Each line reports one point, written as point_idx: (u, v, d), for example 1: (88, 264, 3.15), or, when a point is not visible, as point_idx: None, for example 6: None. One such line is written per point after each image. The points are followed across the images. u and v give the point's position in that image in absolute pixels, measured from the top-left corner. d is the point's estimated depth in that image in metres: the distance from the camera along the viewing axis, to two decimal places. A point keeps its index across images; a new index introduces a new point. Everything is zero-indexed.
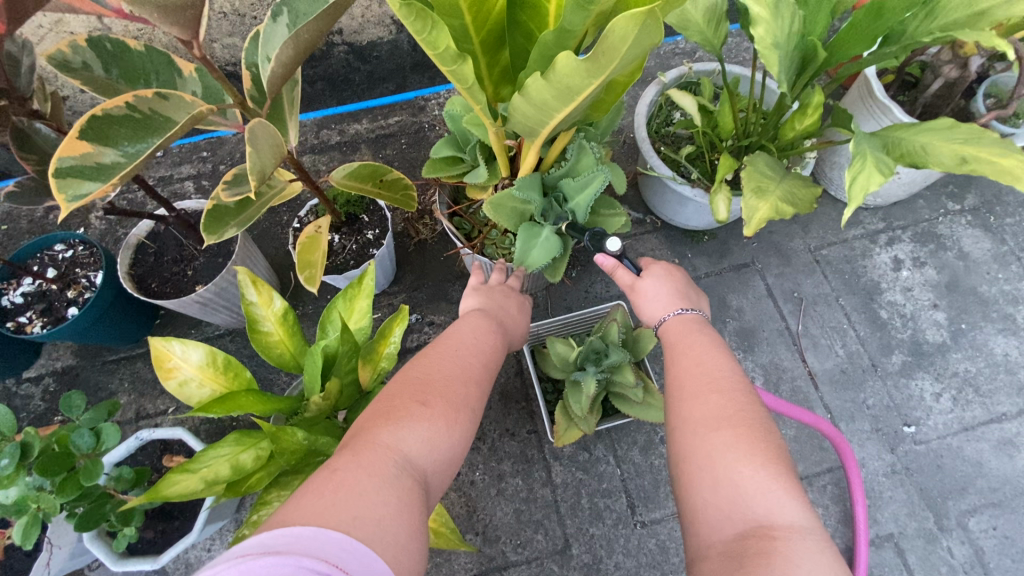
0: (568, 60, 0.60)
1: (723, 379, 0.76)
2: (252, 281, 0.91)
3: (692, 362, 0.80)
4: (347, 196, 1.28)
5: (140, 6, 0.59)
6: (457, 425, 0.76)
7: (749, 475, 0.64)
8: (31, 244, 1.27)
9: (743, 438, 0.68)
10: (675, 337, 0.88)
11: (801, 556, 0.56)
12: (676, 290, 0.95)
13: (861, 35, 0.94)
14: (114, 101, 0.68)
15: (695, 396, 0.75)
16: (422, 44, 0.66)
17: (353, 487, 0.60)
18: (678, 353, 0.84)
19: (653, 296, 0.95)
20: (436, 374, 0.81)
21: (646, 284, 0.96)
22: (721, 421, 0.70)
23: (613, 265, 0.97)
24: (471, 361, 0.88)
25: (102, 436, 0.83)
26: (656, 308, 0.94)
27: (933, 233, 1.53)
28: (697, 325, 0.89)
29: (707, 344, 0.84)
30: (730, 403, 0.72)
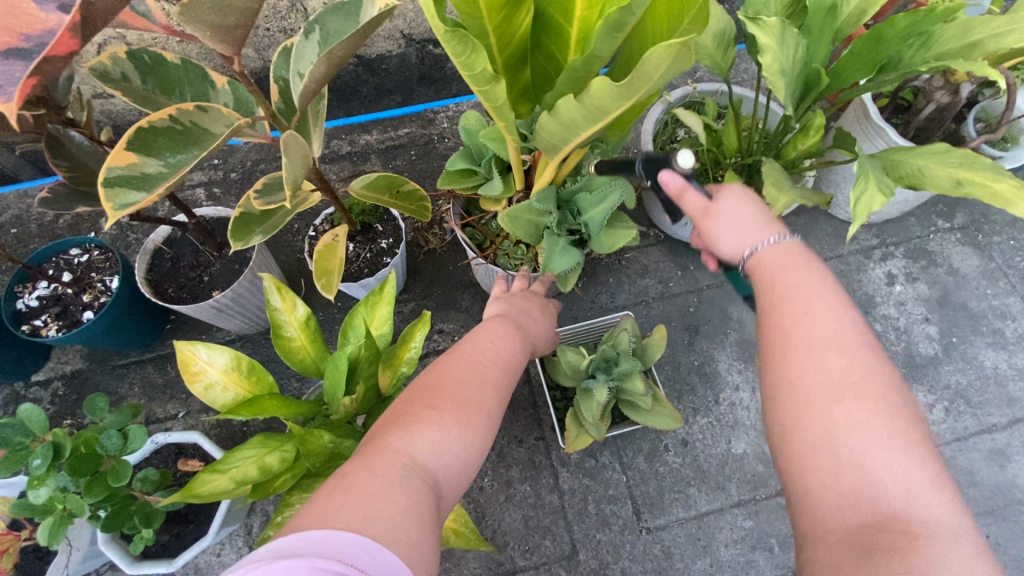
0: (599, 84, 0.64)
1: (840, 332, 0.66)
2: (277, 288, 0.93)
3: (804, 309, 0.69)
4: (362, 206, 1.31)
5: (193, 25, 0.61)
6: (471, 428, 0.75)
7: (884, 462, 0.58)
8: (47, 249, 1.28)
9: (872, 412, 0.61)
10: (767, 276, 0.75)
11: (949, 559, 0.53)
12: (760, 213, 0.83)
13: (859, 63, 1.00)
14: (159, 114, 0.71)
15: (811, 356, 0.65)
16: (459, 66, 0.70)
17: (360, 488, 0.60)
18: (780, 294, 0.72)
19: (732, 219, 0.82)
20: (450, 379, 0.81)
21: (722, 207, 0.84)
22: (842, 390, 0.63)
23: (680, 185, 0.87)
24: (487, 366, 0.87)
25: (129, 438, 0.84)
26: (741, 235, 0.81)
27: (925, 250, 1.60)
28: (798, 250, 0.77)
29: (816, 283, 0.72)
30: (855, 367, 0.64)
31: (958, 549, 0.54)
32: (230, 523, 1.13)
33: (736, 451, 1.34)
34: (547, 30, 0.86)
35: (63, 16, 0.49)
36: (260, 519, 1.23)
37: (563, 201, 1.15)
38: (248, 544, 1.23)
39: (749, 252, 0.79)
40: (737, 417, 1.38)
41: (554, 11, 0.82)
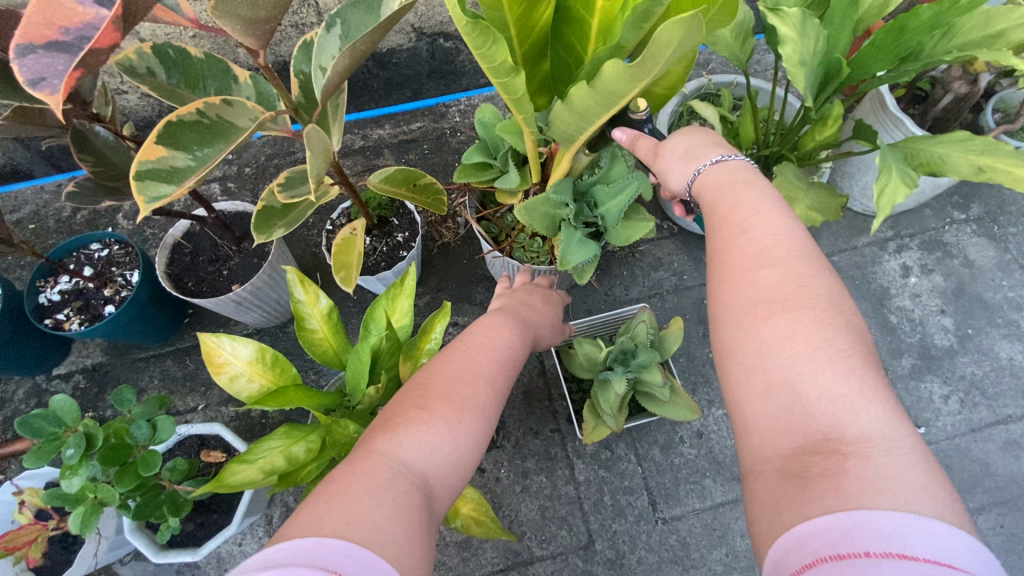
0: (617, 65, 0.64)
1: (781, 249, 0.67)
2: (301, 280, 0.94)
3: (740, 234, 0.70)
4: (378, 200, 1.32)
5: (226, 19, 0.62)
6: (461, 425, 0.73)
7: (814, 375, 0.57)
8: (68, 243, 1.29)
9: (807, 324, 0.60)
10: (714, 196, 0.78)
11: (880, 474, 0.50)
12: (709, 140, 0.88)
13: (884, 53, 1.00)
14: (187, 108, 0.72)
15: (748, 278, 0.66)
16: (479, 58, 0.70)
17: (348, 493, 0.58)
18: (722, 225, 0.74)
19: (679, 152, 0.88)
20: (440, 377, 0.79)
21: (669, 142, 0.90)
22: (773, 307, 0.62)
23: (631, 136, 0.94)
24: (482, 364, 0.85)
25: (158, 428, 0.85)
26: (685, 165, 0.86)
27: (940, 242, 1.59)
28: (750, 177, 0.78)
29: (755, 202, 0.73)
30: (790, 282, 0.63)
31: (898, 465, 0.51)
32: (252, 513, 1.15)
33: None
34: (568, 22, 0.86)
35: (103, 11, 0.49)
36: (280, 510, 1.25)
37: (579, 193, 1.15)
38: (269, 534, 1.25)
39: (694, 176, 0.84)
40: None
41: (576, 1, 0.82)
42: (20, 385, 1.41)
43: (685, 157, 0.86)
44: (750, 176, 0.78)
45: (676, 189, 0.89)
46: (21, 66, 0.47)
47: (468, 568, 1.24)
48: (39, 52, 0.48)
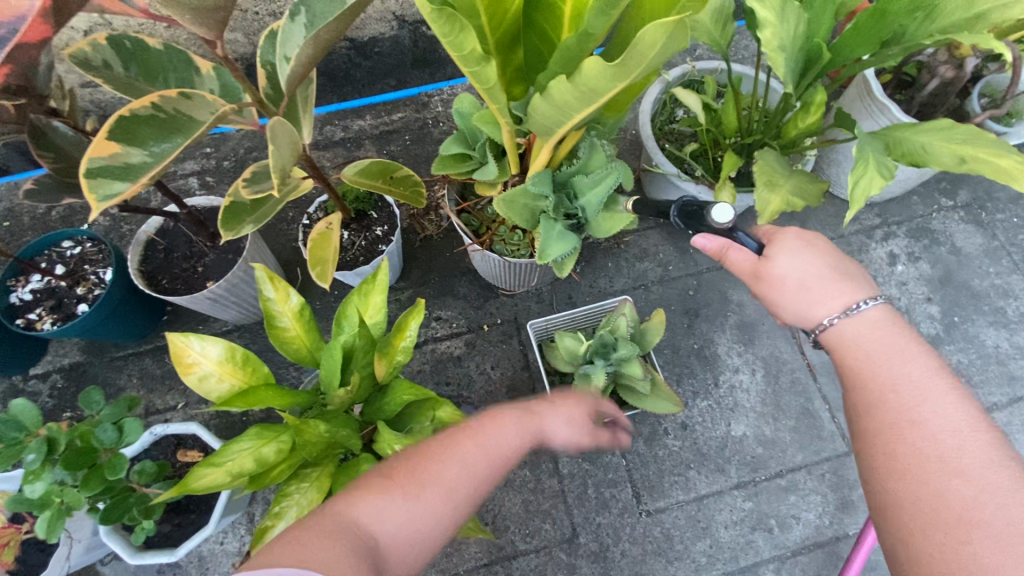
0: (599, 63, 0.59)
1: (941, 403, 0.68)
2: (270, 277, 0.93)
3: (890, 383, 0.71)
4: (355, 193, 1.29)
5: (173, 7, 0.60)
6: (425, 494, 0.69)
7: (991, 556, 0.57)
8: (39, 242, 1.27)
9: (983, 500, 0.60)
10: (856, 353, 0.76)
11: None
12: (824, 265, 0.81)
13: (865, 38, 0.97)
14: (141, 101, 0.70)
15: (904, 433, 0.67)
16: (448, 46, 0.67)
17: (305, 543, 0.58)
18: (859, 369, 0.75)
19: (791, 277, 0.81)
20: (430, 449, 0.74)
21: (776, 258, 0.82)
22: (946, 482, 0.62)
23: (720, 246, 0.85)
24: (505, 450, 0.78)
25: (124, 431, 0.83)
26: (808, 300, 0.80)
27: (927, 229, 1.58)
28: (887, 322, 0.76)
29: (909, 365, 0.72)
30: (955, 440, 0.64)
31: None
32: (231, 513, 1.14)
33: (734, 433, 1.35)
34: (539, 8, 0.83)
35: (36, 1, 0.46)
36: (261, 508, 1.25)
37: (559, 184, 1.13)
38: (250, 532, 1.24)
39: (823, 322, 0.79)
40: (736, 400, 1.38)
41: None
42: None
43: (805, 287, 0.80)
44: (893, 323, 0.76)
45: (783, 316, 0.85)
46: None
47: (452, 563, 1.24)
48: None
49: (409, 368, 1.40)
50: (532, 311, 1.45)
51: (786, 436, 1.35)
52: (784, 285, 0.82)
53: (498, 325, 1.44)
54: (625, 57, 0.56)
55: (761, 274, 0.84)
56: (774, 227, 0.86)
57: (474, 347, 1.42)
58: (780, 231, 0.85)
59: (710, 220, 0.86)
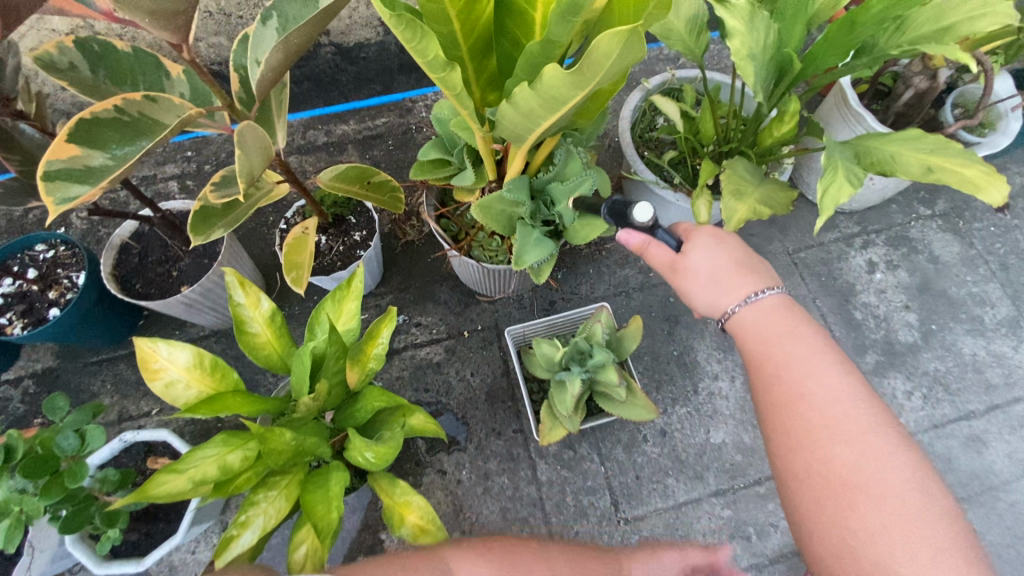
0: (557, 71, 0.59)
1: (824, 378, 0.79)
2: (240, 282, 0.92)
3: (783, 367, 0.82)
4: (334, 198, 1.29)
5: (131, 12, 0.59)
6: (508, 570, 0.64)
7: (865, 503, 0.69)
8: (11, 245, 1.25)
9: (859, 457, 0.72)
10: (755, 338, 0.87)
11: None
12: (731, 260, 0.93)
13: (835, 47, 0.98)
14: (104, 104, 0.68)
15: (800, 407, 0.78)
16: (412, 53, 0.67)
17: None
18: (758, 354, 0.86)
19: (705, 269, 0.93)
20: (513, 548, 0.69)
21: (692, 254, 0.94)
22: (829, 446, 0.74)
23: (642, 242, 0.96)
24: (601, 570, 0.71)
25: (86, 437, 0.82)
26: (715, 293, 0.91)
27: (906, 237, 1.59)
28: (784, 310, 0.88)
29: (802, 345, 0.83)
30: (835, 407, 0.76)
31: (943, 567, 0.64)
32: (202, 521, 1.13)
33: (713, 441, 1.35)
34: (510, 14, 0.84)
35: None
36: (234, 516, 1.23)
37: (536, 191, 1.13)
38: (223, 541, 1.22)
39: (729, 312, 0.90)
40: (715, 407, 1.38)
41: None
42: None
43: (716, 279, 0.92)
44: (788, 309, 0.88)
45: (698, 307, 0.96)
46: None
47: None
48: None
49: (388, 373, 1.39)
50: (512, 317, 1.45)
51: (764, 444, 1.35)
52: (695, 280, 0.93)
53: (478, 331, 1.43)
54: (580, 64, 0.56)
55: (679, 267, 0.95)
56: (688, 227, 0.99)
57: (454, 353, 1.41)
58: (694, 232, 0.97)
59: (634, 223, 0.95)
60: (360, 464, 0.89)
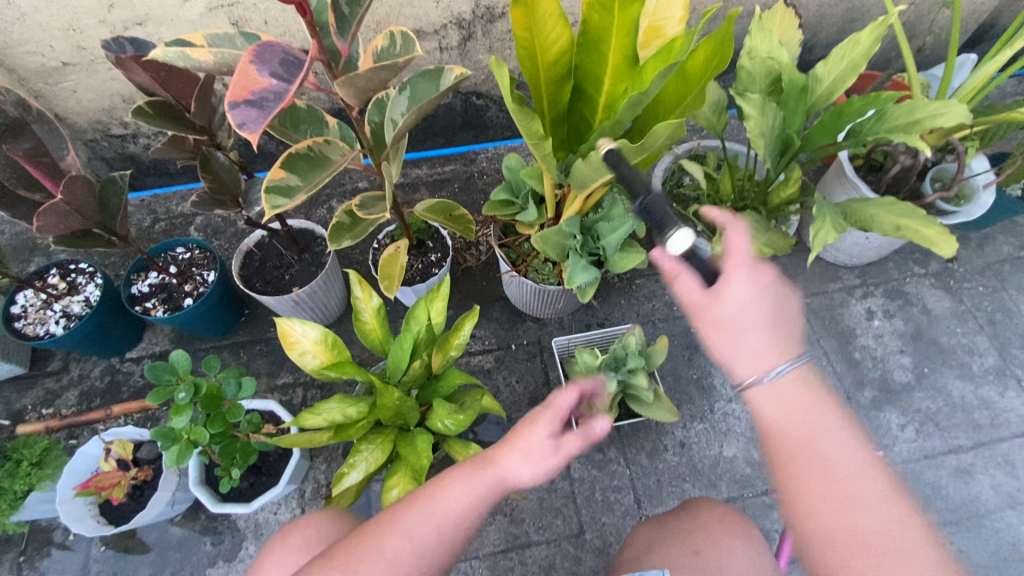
0: (624, 146, 0.87)
1: (859, 471, 0.75)
2: (360, 281, 1.19)
3: (799, 456, 0.77)
4: (417, 225, 1.59)
5: (346, 90, 0.90)
6: (363, 567, 0.76)
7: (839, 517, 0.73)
8: (159, 245, 1.56)
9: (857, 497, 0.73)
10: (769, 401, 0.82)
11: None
12: (766, 312, 0.85)
13: (829, 129, 1.25)
14: (301, 144, 0.99)
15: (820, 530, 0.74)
16: (519, 125, 0.95)
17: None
18: (793, 437, 0.79)
19: (735, 317, 0.85)
20: (375, 540, 0.80)
21: (725, 294, 0.86)
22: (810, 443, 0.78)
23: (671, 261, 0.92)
24: (457, 511, 0.83)
25: (242, 387, 1.07)
26: (743, 354, 0.84)
27: (901, 291, 1.81)
28: (801, 387, 0.82)
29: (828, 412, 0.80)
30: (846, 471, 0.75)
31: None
32: (293, 481, 1.35)
33: (726, 454, 1.54)
34: (582, 100, 1.15)
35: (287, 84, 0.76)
36: (312, 485, 1.44)
37: (586, 227, 1.40)
38: (301, 505, 1.43)
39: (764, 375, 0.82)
40: (729, 425, 1.58)
41: (589, 85, 1.11)
42: (97, 364, 1.63)
43: (736, 328, 0.85)
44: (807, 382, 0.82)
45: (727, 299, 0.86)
46: (234, 115, 0.74)
47: (473, 547, 1.41)
48: (243, 107, 0.75)
49: None
50: (554, 335, 1.69)
51: None
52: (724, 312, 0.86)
53: (525, 345, 1.67)
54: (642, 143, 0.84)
55: (707, 309, 0.87)
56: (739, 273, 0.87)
57: (503, 363, 1.65)
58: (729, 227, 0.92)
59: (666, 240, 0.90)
60: (440, 429, 1.11)
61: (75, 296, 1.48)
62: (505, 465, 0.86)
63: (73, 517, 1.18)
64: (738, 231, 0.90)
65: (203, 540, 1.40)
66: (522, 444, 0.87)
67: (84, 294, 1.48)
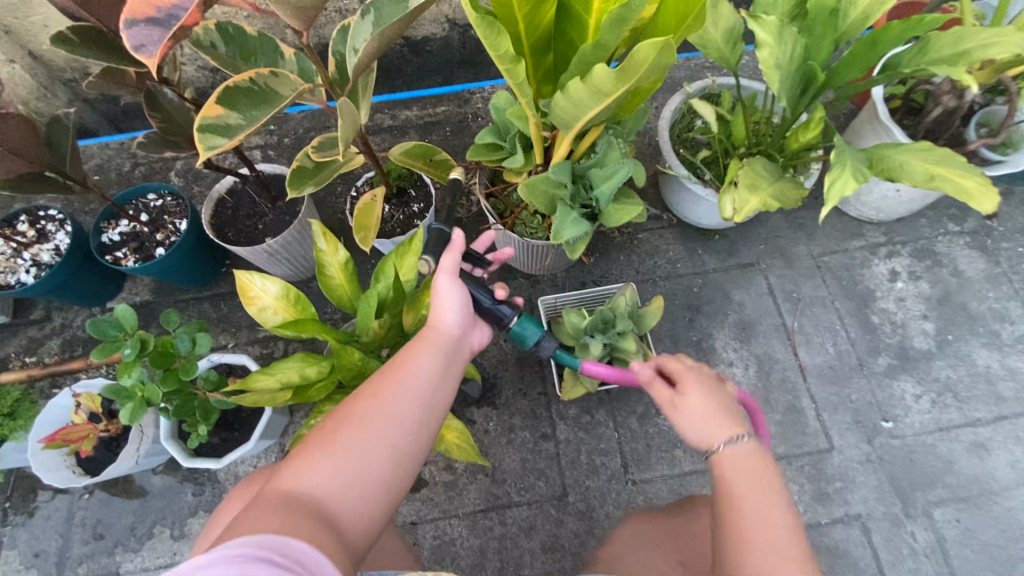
0: (605, 69, 0.72)
1: (781, 530, 0.76)
2: (323, 232, 1.09)
3: (739, 500, 0.81)
4: (399, 172, 1.47)
5: (279, 7, 0.76)
6: (345, 439, 0.74)
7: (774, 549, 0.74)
8: (129, 192, 1.48)
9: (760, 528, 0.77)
10: (730, 473, 0.84)
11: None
12: (720, 405, 0.94)
13: (857, 63, 1.07)
14: (242, 75, 0.87)
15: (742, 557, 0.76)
16: (485, 45, 0.82)
17: (249, 523, 0.64)
18: (734, 487, 0.82)
19: (693, 407, 0.95)
20: (355, 411, 0.77)
21: (687, 392, 0.98)
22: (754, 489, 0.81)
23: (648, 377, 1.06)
24: (415, 370, 0.84)
25: (197, 343, 1.01)
26: (710, 430, 0.91)
27: (931, 251, 1.65)
28: (759, 461, 0.86)
29: (760, 472, 0.84)
30: (762, 509, 0.78)
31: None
32: (268, 436, 1.32)
33: None
34: (568, 19, 0.98)
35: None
36: (291, 440, 1.41)
37: (577, 176, 1.27)
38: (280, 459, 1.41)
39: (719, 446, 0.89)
40: None
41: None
42: (78, 313, 1.60)
43: (695, 415, 0.94)
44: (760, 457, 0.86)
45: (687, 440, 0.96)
46: (129, 36, 0.63)
47: (453, 506, 1.38)
48: (140, 25, 0.63)
49: None
50: (546, 292, 1.59)
51: (771, 428, 1.45)
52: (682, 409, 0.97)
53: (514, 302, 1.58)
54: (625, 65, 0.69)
55: (672, 402, 0.99)
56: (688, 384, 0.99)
57: None
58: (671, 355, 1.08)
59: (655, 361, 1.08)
60: None
61: (45, 244, 1.43)
62: (437, 334, 0.90)
63: (46, 468, 1.18)
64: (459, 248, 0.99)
65: (185, 490, 1.40)
66: (443, 316, 0.92)
67: (55, 242, 1.43)
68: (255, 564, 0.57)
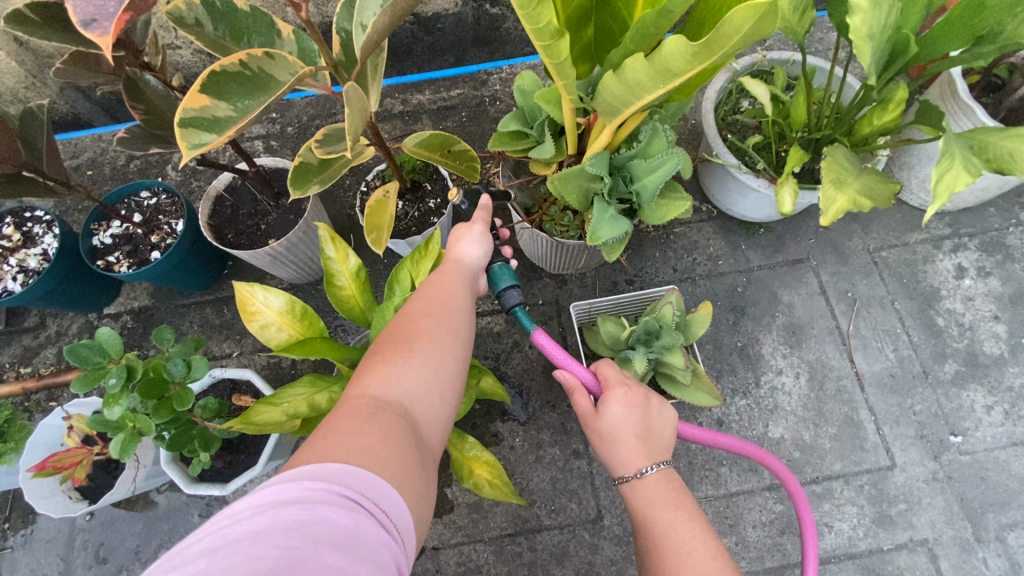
0: (680, 41, 0.56)
1: (706, 556, 0.75)
2: (331, 237, 0.97)
3: (667, 540, 0.78)
4: (412, 164, 1.33)
5: None
6: (417, 353, 0.74)
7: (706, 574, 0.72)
8: (120, 190, 1.36)
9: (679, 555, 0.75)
10: (644, 507, 0.84)
11: None
12: (645, 423, 0.91)
13: (956, 33, 0.90)
14: (230, 58, 0.73)
15: None
16: (523, 20, 0.66)
17: (340, 440, 0.61)
18: (653, 526, 0.81)
19: (612, 431, 0.91)
20: (419, 324, 0.78)
21: (606, 412, 0.92)
22: (670, 509, 0.82)
23: (574, 386, 0.97)
24: (460, 293, 0.86)
25: (192, 367, 0.90)
26: (628, 450, 0.89)
27: (1002, 244, 1.48)
28: (672, 486, 0.85)
29: (675, 499, 0.83)
30: (682, 543, 0.77)
31: None
32: (277, 457, 1.21)
33: (772, 435, 1.32)
34: None
35: None
36: None
37: (616, 167, 1.11)
38: None
39: (639, 473, 0.86)
40: (777, 402, 1.35)
41: None
42: (74, 320, 1.49)
43: (614, 440, 0.90)
44: (674, 481, 0.86)
45: (608, 463, 0.93)
46: (76, 8, 0.51)
47: (478, 529, 1.27)
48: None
49: None
50: (574, 294, 1.45)
51: (824, 443, 1.32)
52: (602, 427, 0.92)
53: (539, 306, 1.44)
54: (710, 35, 0.54)
55: (593, 421, 0.93)
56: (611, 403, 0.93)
57: (514, 324, 1.43)
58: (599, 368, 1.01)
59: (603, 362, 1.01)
60: None
61: (32, 249, 1.31)
62: (466, 265, 0.92)
63: (40, 496, 1.08)
64: (486, 206, 1.03)
65: (191, 511, 1.30)
66: (471, 248, 0.96)
67: (42, 247, 1.32)
68: (366, 518, 0.54)
